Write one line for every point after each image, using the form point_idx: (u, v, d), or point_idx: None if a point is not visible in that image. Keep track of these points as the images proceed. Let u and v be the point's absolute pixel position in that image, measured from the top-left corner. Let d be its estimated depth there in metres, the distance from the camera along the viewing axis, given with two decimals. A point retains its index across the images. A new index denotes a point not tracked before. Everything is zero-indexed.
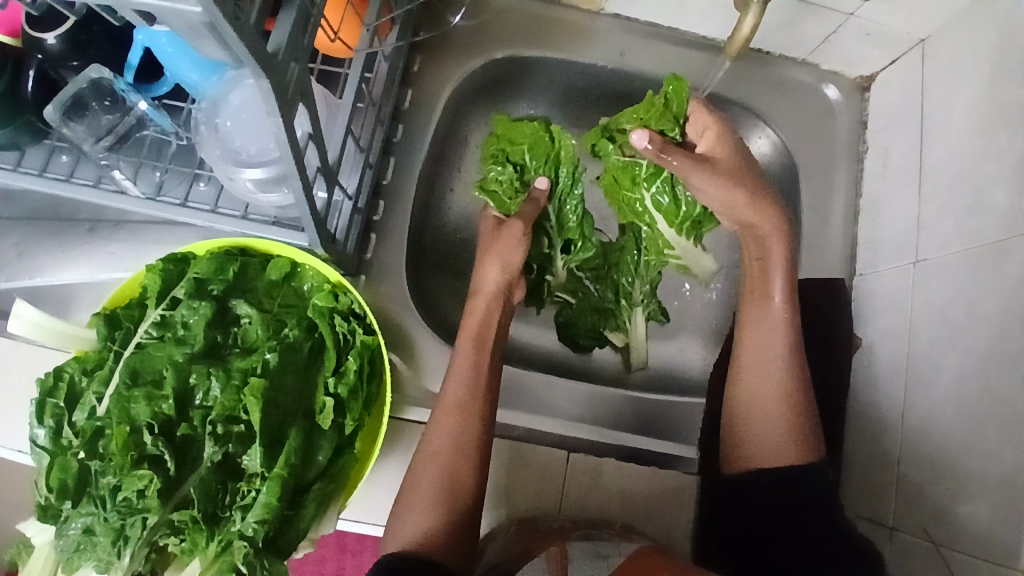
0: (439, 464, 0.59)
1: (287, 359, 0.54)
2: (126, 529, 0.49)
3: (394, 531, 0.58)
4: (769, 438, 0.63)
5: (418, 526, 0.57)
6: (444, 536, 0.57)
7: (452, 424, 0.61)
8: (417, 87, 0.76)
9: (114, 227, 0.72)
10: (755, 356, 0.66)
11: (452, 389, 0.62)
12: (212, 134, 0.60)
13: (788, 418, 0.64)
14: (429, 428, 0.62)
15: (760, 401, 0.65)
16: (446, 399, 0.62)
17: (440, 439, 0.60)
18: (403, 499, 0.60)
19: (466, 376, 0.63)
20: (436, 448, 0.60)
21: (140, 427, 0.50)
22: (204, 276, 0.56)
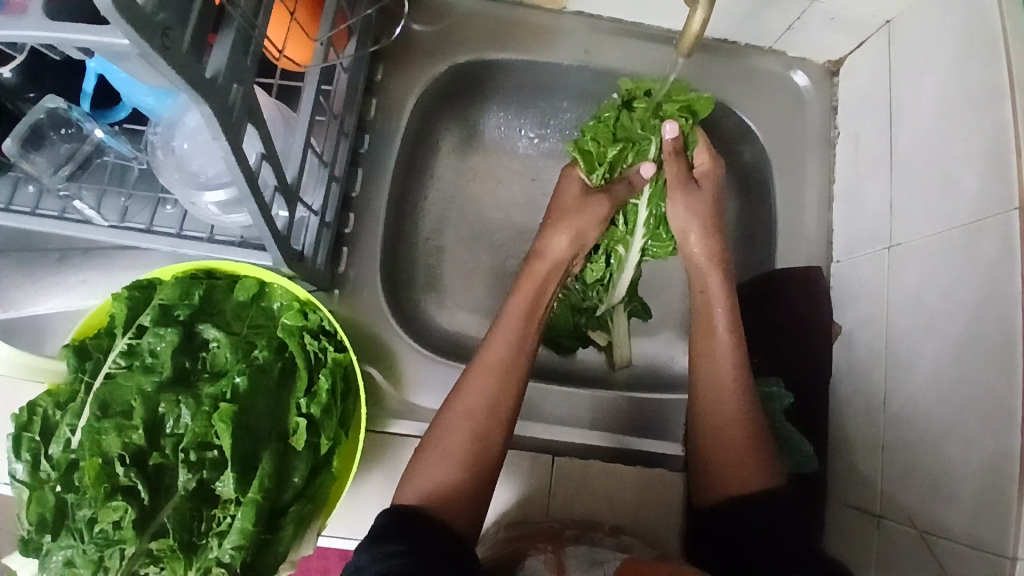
0: (475, 421, 0.62)
1: (257, 381, 0.53)
2: (105, 560, 0.48)
3: (414, 482, 0.61)
4: (730, 475, 0.65)
5: (444, 482, 0.60)
6: (465, 494, 0.60)
7: (492, 383, 0.64)
8: (382, 97, 0.76)
9: (83, 254, 0.71)
10: (714, 381, 0.68)
11: (497, 351, 0.65)
12: (170, 157, 0.60)
13: (745, 461, 0.65)
14: (461, 383, 0.65)
15: (720, 440, 0.66)
16: (489, 358, 0.65)
17: (476, 398, 0.63)
18: (425, 451, 0.62)
19: (514, 339, 0.66)
20: (473, 403, 0.63)
21: (112, 458, 0.49)
22: (169, 302, 0.56)
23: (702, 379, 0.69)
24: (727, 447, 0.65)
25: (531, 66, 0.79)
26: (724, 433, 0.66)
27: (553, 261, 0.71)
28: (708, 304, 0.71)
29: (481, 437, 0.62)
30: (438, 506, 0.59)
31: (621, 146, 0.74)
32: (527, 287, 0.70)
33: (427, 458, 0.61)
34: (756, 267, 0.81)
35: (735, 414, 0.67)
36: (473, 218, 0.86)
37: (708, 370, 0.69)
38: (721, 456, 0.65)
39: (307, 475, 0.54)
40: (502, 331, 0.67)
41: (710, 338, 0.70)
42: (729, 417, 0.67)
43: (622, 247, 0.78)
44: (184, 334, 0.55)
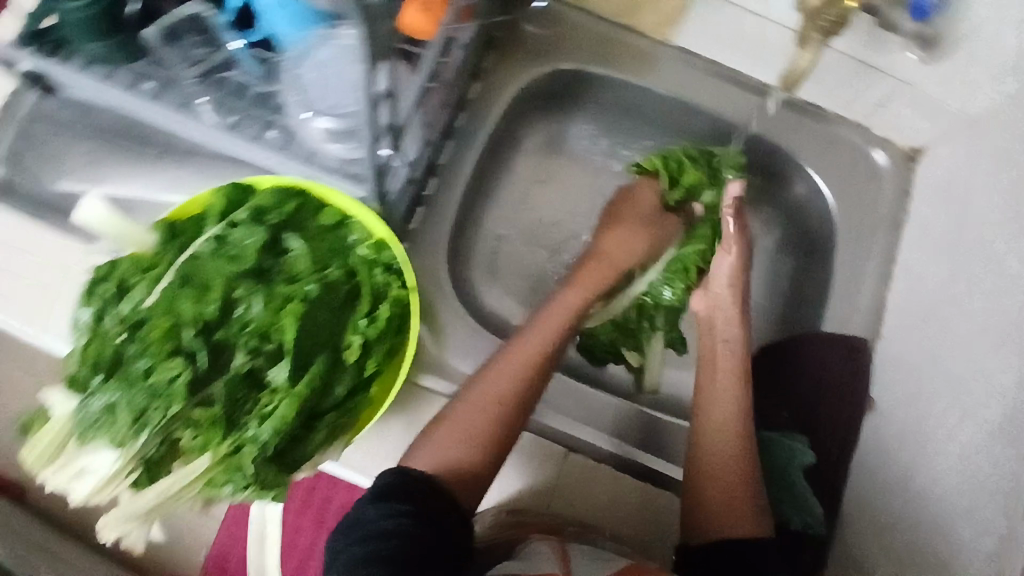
0: (503, 404, 0.65)
1: (325, 294, 0.58)
2: (148, 412, 0.51)
3: (428, 453, 0.63)
4: (724, 515, 0.66)
5: (459, 456, 0.62)
6: (481, 471, 0.63)
7: (525, 372, 0.67)
8: (486, 83, 0.81)
9: (183, 155, 0.76)
10: (713, 421, 0.71)
11: (536, 341, 0.69)
12: (293, 80, 0.61)
13: (738, 504, 0.67)
14: (492, 368, 0.67)
15: (710, 480, 0.67)
16: (526, 347, 0.68)
17: (508, 382, 0.66)
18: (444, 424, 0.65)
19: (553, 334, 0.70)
20: (505, 389, 0.65)
21: (182, 323, 0.53)
22: (264, 205, 0.60)
23: (702, 423, 0.71)
24: (722, 488, 0.67)
25: (627, 87, 0.82)
26: (721, 472, 0.67)
27: (608, 266, 0.79)
28: (718, 350, 0.76)
29: (507, 422, 0.65)
30: (454, 478, 0.62)
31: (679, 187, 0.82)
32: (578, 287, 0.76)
33: (447, 430, 0.64)
34: (800, 326, 0.83)
35: (732, 458, 0.69)
36: (540, 216, 0.90)
37: (714, 414, 0.71)
38: (717, 496, 0.66)
39: (347, 393, 0.57)
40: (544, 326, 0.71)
41: (729, 390, 0.72)
42: (726, 458, 0.69)
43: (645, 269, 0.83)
44: (272, 237, 0.59)
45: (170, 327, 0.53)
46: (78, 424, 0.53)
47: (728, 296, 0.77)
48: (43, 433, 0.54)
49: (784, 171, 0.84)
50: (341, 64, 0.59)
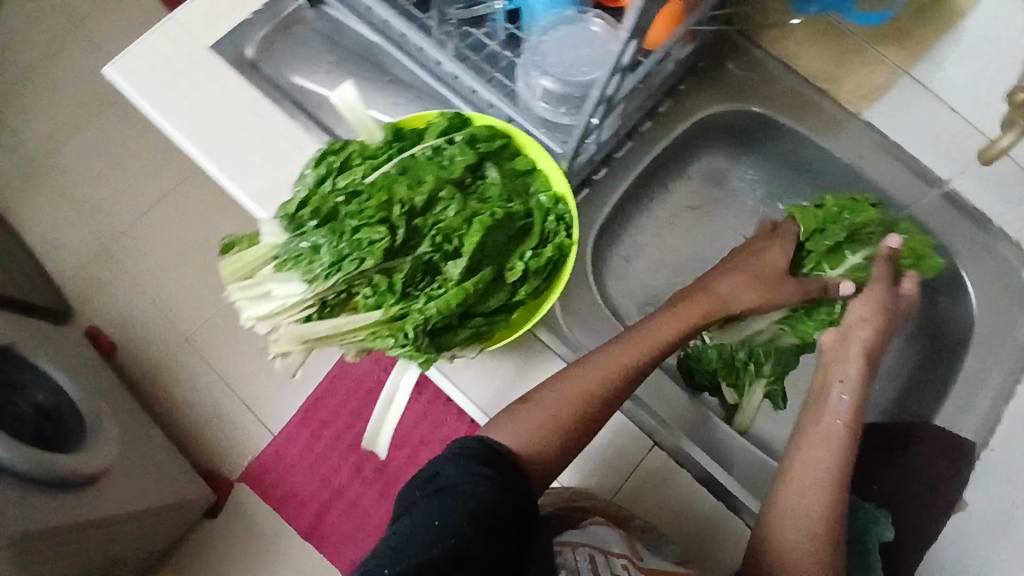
0: (586, 404, 0.68)
1: (506, 221, 0.65)
2: (347, 260, 0.62)
3: (509, 425, 0.67)
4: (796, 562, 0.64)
5: (533, 438, 0.66)
6: (551, 456, 0.67)
7: (613, 382, 0.69)
8: (677, 102, 0.86)
9: (405, 86, 0.88)
10: (803, 472, 0.67)
11: (621, 353, 0.71)
12: (535, 45, 0.71)
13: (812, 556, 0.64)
14: (584, 365, 0.70)
15: (788, 528, 0.64)
16: (613, 356, 0.70)
17: (587, 383, 0.69)
18: (527, 403, 0.68)
19: (646, 354, 0.71)
20: (592, 391, 0.68)
21: (393, 202, 0.63)
22: (478, 135, 0.68)
23: (789, 469, 0.68)
24: (803, 539, 0.64)
25: (806, 141, 0.87)
26: (803, 522, 0.65)
27: (712, 303, 0.75)
28: (833, 399, 0.70)
29: (585, 421, 0.68)
30: (528, 455, 0.66)
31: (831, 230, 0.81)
32: (682, 314, 0.74)
33: (527, 411, 0.68)
34: (905, 415, 0.83)
35: (815, 512, 0.65)
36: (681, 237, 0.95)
37: (802, 462, 0.67)
38: (794, 544, 0.64)
39: (498, 307, 0.66)
40: (637, 342, 0.72)
41: (825, 445, 0.67)
42: (807, 508, 0.65)
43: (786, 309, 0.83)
44: (475, 161, 0.68)
45: (382, 204, 0.63)
46: (282, 253, 0.64)
47: (859, 347, 0.72)
48: (249, 251, 0.64)
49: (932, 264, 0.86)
50: (583, 41, 0.71)
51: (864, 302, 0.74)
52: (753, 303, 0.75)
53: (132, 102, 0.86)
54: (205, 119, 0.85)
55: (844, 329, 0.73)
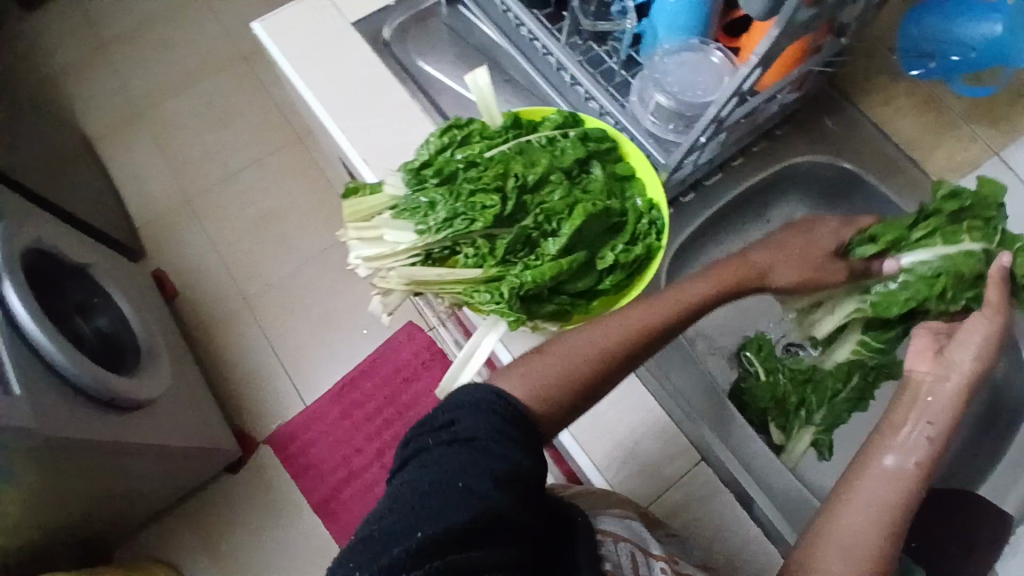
0: (601, 356, 0.63)
1: (603, 216, 0.70)
2: (459, 220, 0.70)
3: (519, 374, 0.61)
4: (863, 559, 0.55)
5: (539, 387, 0.60)
6: (562, 407, 0.60)
7: (625, 337, 0.63)
8: (772, 144, 0.92)
9: (519, 87, 0.95)
10: (852, 502, 0.58)
11: (644, 312, 0.65)
12: (659, 66, 0.78)
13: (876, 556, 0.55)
14: (603, 321, 0.65)
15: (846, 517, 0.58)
16: (634, 314, 0.65)
17: (604, 338, 0.63)
18: (541, 354, 0.62)
19: (663, 315, 0.66)
20: (605, 347, 0.63)
21: (507, 178, 0.70)
22: (590, 134, 0.74)
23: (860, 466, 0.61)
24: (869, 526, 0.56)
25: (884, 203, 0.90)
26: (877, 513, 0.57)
27: (744, 279, 0.71)
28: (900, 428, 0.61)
29: (600, 376, 0.63)
30: (542, 404, 0.59)
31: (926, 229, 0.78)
32: (709, 281, 0.70)
33: (536, 361, 0.62)
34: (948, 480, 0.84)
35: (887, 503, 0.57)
36: None
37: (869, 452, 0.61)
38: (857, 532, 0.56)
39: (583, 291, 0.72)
40: (651, 305, 0.66)
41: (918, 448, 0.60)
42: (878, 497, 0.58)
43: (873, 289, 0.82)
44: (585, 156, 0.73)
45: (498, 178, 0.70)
46: (402, 204, 0.72)
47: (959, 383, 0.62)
48: (370, 197, 0.73)
49: None
50: (700, 68, 0.77)
51: (976, 322, 0.64)
52: (799, 278, 0.74)
53: (268, 55, 0.93)
54: (333, 81, 0.91)
55: (954, 340, 0.64)
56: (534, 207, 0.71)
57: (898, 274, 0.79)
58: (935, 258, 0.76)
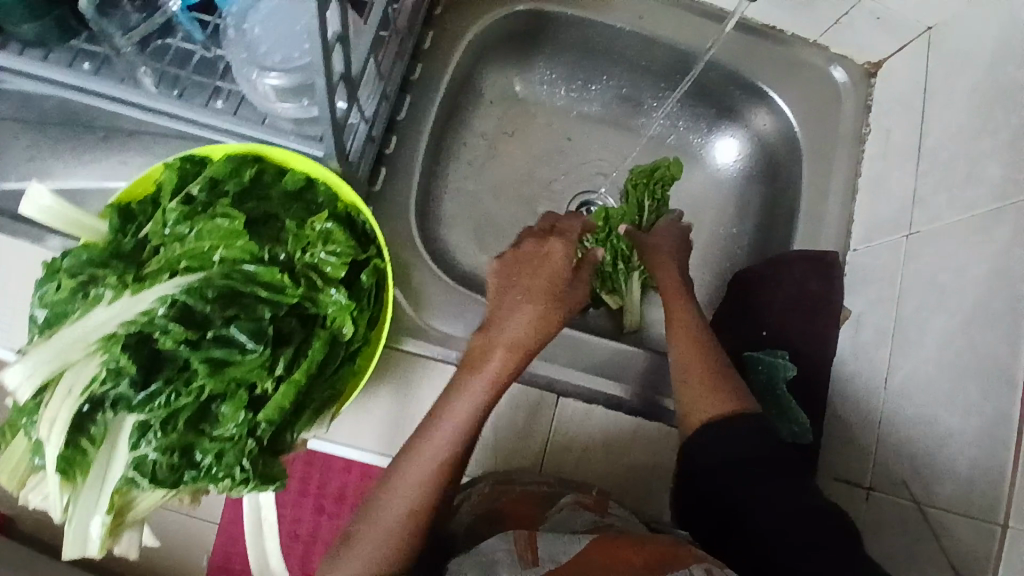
0: (420, 520, 0.55)
1: (276, 271, 0.54)
2: (104, 400, 0.51)
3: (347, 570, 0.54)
4: (706, 397, 0.68)
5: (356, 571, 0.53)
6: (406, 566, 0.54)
7: (436, 466, 0.57)
8: (440, 29, 0.78)
9: (127, 137, 0.73)
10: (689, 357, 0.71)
11: (453, 411, 0.58)
12: (241, 38, 0.59)
13: (724, 394, 0.68)
14: (392, 481, 0.57)
15: (697, 382, 0.69)
16: (432, 432, 0.58)
17: (415, 469, 0.57)
18: (353, 541, 0.55)
19: (470, 411, 0.59)
20: (417, 484, 0.56)
21: (139, 319, 0.51)
22: (220, 177, 0.58)
23: (676, 347, 0.72)
24: (708, 383, 0.69)
25: (585, 24, 0.81)
26: (704, 372, 0.69)
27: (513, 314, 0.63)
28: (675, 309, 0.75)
29: (426, 520, 0.56)
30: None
31: (222, 187, 0.58)
32: (480, 353, 0.61)
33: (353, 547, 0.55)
34: (772, 250, 0.83)
35: (710, 364, 0.70)
36: (509, 162, 0.88)
37: (681, 326, 0.73)
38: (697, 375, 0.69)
39: (337, 367, 0.57)
40: (448, 413, 0.59)
41: (679, 301, 0.75)
42: (703, 361, 0.70)
43: (317, 228, 0.57)
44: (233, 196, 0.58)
45: (123, 328, 0.50)
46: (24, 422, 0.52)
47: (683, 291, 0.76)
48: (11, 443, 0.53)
49: (744, 97, 0.84)
50: (289, 14, 0.59)
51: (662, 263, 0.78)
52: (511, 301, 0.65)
53: None
54: None
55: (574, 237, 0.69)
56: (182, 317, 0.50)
57: (321, 270, 0.56)
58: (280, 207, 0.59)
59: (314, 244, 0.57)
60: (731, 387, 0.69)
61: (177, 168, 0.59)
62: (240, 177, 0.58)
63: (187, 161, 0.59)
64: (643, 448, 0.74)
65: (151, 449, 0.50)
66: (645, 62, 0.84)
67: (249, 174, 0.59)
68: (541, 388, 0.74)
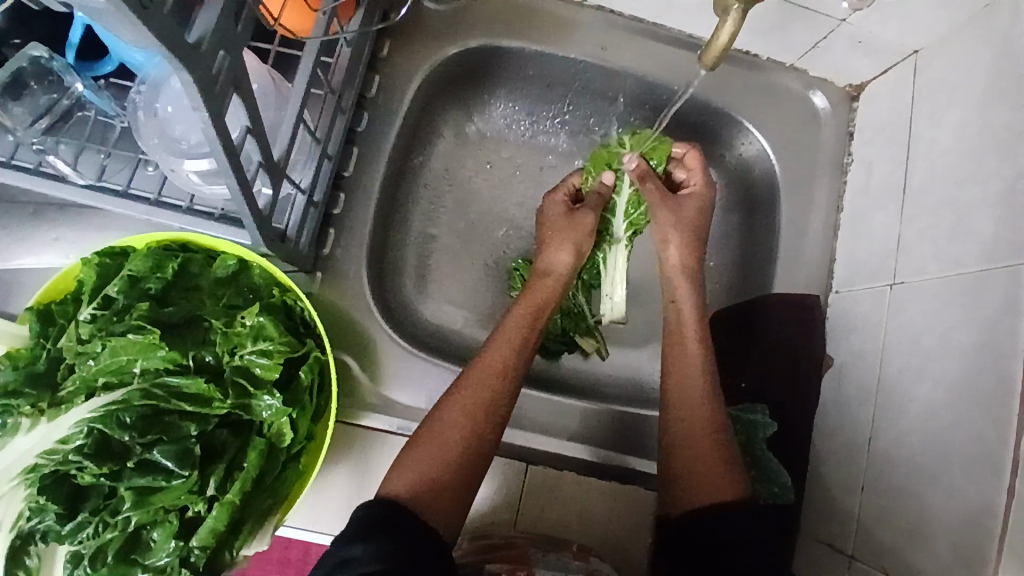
0: (474, 440, 0.57)
1: (204, 383, 0.50)
2: (29, 534, 0.48)
3: (404, 468, 0.56)
4: (694, 488, 0.61)
5: (410, 479, 0.55)
6: (455, 487, 0.56)
7: (494, 383, 0.60)
8: (387, 72, 0.72)
9: (59, 211, 0.67)
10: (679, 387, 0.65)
11: (497, 349, 0.62)
12: (153, 120, 0.57)
13: (712, 471, 0.61)
14: (456, 387, 0.60)
15: (683, 458, 0.62)
16: (489, 354, 0.61)
17: (477, 387, 0.59)
18: (422, 442, 0.57)
19: (512, 346, 0.62)
20: (468, 405, 0.58)
21: (57, 450, 0.48)
22: (140, 274, 0.53)
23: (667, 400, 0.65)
24: (695, 461, 0.62)
25: (544, 58, 0.75)
26: (696, 438, 0.63)
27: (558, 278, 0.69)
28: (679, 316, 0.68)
29: (476, 440, 0.57)
30: (424, 500, 0.54)
31: (142, 286, 0.53)
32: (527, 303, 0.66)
33: (417, 453, 0.56)
34: (753, 290, 0.79)
35: (705, 421, 0.63)
36: (472, 202, 0.83)
37: (678, 375, 0.65)
38: (686, 471, 0.62)
39: (278, 474, 0.54)
40: (501, 336, 0.63)
41: (687, 321, 0.68)
42: (693, 426, 0.63)
43: (246, 327, 0.53)
44: (157, 293, 0.53)
45: (41, 461, 0.47)
46: None
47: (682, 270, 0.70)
48: None
49: (719, 128, 0.79)
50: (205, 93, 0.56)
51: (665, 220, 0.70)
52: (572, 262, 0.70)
53: None
54: None
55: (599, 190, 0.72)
56: (103, 447, 0.48)
57: (257, 371, 0.52)
58: (208, 300, 0.54)
59: (245, 346, 0.52)
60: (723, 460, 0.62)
61: (98, 260, 0.54)
62: (164, 272, 0.53)
63: (108, 254, 0.55)
64: (622, 509, 0.70)
65: None
66: (611, 93, 0.79)
67: (172, 268, 0.54)
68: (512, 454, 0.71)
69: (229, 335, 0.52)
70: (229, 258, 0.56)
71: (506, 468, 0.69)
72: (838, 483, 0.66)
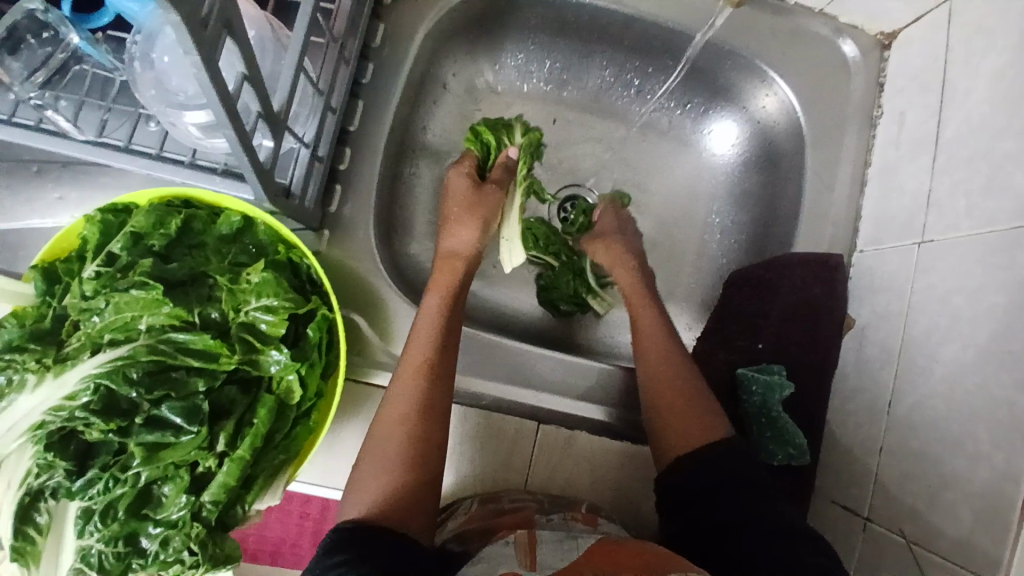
0: (418, 444, 0.56)
1: (209, 339, 0.50)
2: (39, 491, 0.49)
3: (358, 493, 0.54)
4: (677, 428, 0.61)
5: (364, 502, 0.53)
6: (412, 495, 0.54)
7: (421, 383, 0.58)
8: (392, 20, 0.69)
9: (64, 169, 0.66)
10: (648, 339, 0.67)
11: (415, 350, 0.60)
12: (149, 71, 0.55)
13: (692, 415, 0.62)
14: (388, 400, 0.58)
15: (664, 398, 0.63)
16: (410, 358, 0.59)
17: (405, 399, 0.57)
18: (365, 466, 0.56)
19: (431, 341, 0.60)
20: (402, 412, 0.57)
21: (64, 408, 0.48)
22: (143, 230, 0.52)
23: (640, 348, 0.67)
24: (676, 402, 0.63)
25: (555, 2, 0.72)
26: (671, 387, 0.64)
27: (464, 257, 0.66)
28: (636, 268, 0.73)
29: (420, 444, 0.56)
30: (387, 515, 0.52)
31: (143, 243, 0.52)
32: (438, 289, 0.63)
33: (365, 474, 0.55)
34: (773, 247, 0.76)
35: (677, 372, 0.65)
36: None
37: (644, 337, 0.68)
38: (668, 411, 0.62)
39: (288, 431, 0.54)
40: (418, 333, 0.61)
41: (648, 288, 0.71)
42: (670, 369, 0.65)
43: (251, 284, 0.52)
44: (158, 252, 0.52)
45: (50, 418, 0.47)
46: None
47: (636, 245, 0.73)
48: None
49: (741, 75, 0.75)
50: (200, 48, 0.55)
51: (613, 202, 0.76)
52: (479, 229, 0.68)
53: None
54: None
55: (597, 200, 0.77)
56: (110, 405, 0.48)
57: (266, 327, 0.52)
58: (211, 256, 0.53)
59: (250, 303, 0.51)
60: (704, 408, 0.63)
61: (98, 216, 0.53)
62: (168, 227, 0.53)
63: (108, 212, 0.54)
64: (634, 470, 0.69)
65: (96, 541, 0.49)
66: (623, 40, 0.75)
67: (173, 225, 0.53)
68: (523, 415, 0.70)
69: (236, 292, 0.52)
70: (234, 216, 0.54)
71: (515, 428, 0.69)
72: (857, 447, 0.65)
